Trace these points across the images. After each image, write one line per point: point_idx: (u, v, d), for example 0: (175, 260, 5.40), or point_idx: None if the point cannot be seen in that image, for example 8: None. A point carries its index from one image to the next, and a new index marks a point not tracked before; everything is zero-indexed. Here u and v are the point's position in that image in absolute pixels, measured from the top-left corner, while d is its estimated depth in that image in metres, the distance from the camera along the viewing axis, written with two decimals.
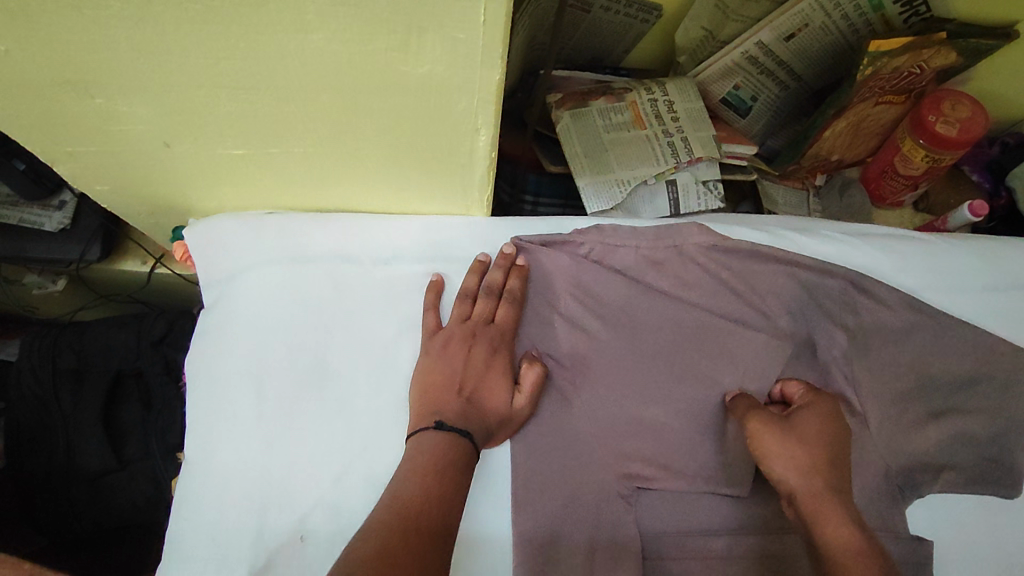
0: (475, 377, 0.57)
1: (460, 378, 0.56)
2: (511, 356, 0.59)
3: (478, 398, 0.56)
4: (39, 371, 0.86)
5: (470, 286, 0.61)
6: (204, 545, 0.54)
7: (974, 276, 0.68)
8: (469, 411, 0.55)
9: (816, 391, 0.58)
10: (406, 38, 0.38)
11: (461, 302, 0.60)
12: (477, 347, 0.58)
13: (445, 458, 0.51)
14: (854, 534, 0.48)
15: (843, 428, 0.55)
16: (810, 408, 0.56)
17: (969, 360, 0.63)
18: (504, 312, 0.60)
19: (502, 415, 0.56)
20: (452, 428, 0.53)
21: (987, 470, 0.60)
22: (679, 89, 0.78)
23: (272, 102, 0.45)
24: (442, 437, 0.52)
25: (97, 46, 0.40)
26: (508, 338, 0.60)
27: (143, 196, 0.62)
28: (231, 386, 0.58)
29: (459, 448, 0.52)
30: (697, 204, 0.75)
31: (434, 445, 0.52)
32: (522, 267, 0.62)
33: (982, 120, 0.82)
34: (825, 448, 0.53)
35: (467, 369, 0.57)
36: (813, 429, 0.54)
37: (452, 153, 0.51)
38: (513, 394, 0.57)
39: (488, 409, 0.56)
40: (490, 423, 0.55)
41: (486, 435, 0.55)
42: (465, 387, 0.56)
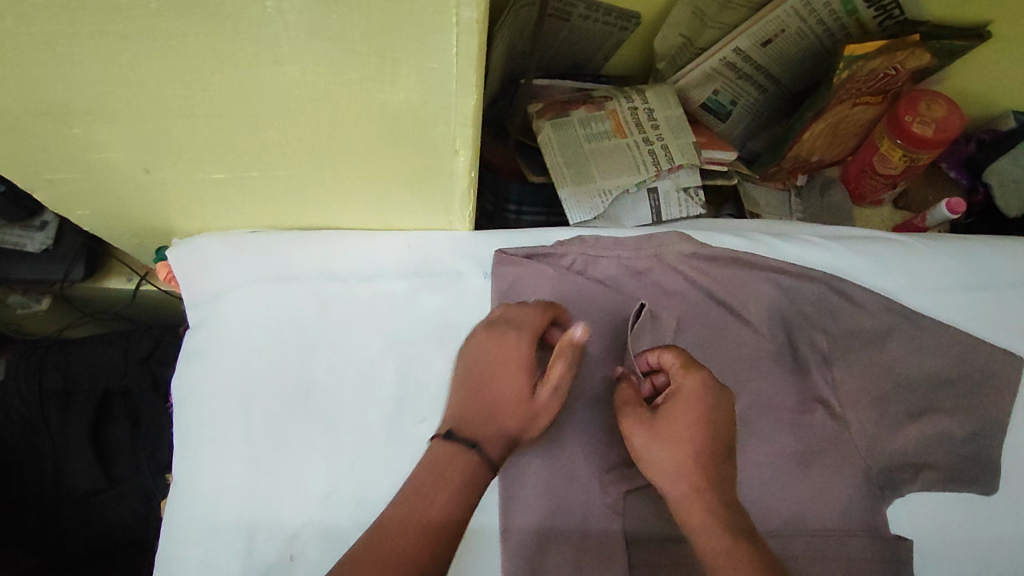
0: (499, 381, 0.52)
1: (488, 384, 0.52)
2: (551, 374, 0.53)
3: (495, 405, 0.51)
4: (26, 393, 0.85)
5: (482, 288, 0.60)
6: (194, 567, 0.54)
7: (950, 276, 0.70)
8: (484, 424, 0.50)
9: (688, 366, 0.53)
10: (381, 68, 0.38)
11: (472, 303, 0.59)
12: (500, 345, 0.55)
13: (471, 478, 0.48)
14: (724, 533, 0.47)
15: (717, 409, 0.52)
16: (679, 388, 0.53)
17: (946, 360, 0.64)
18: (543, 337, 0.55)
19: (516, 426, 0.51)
20: (462, 437, 0.49)
21: (965, 468, 0.62)
22: (659, 96, 0.79)
23: (250, 128, 0.46)
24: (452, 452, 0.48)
25: (73, 80, 0.40)
26: (559, 358, 0.53)
27: (126, 219, 0.62)
28: (218, 407, 0.59)
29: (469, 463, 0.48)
30: (679, 211, 0.76)
31: (444, 457, 0.48)
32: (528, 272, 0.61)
33: (958, 119, 0.83)
34: (693, 436, 0.50)
35: (497, 374, 0.53)
36: (683, 415, 0.51)
37: (432, 173, 0.51)
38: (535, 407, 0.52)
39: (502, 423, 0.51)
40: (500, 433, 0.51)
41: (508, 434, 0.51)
42: (489, 393, 0.52)
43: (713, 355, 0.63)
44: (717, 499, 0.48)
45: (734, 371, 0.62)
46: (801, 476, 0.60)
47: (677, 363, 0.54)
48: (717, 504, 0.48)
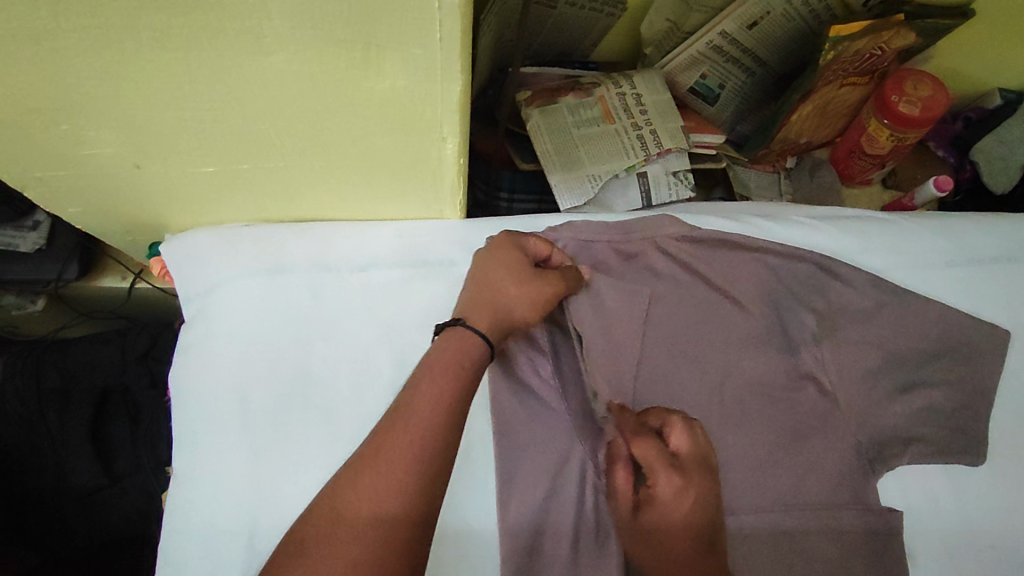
0: (510, 283, 0.57)
1: (499, 284, 0.57)
2: (553, 291, 0.59)
3: (502, 298, 0.57)
4: (23, 393, 0.85)
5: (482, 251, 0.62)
6: (197, 555, 0.55)
7: (938, 252, 0.71)
8: (494, 310, 0.56)
9: (660, 463, 0.53)
10: (366, 56, 0.39)
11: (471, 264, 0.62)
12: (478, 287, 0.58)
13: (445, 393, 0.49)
14: None
15: (692, 501, 0.52)
16: (653, 493, 0.52)
17: (935, 335, 0.65)
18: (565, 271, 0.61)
19: (512, 315, 0.57)
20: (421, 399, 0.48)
21: (954, 440, 0.63)
22: (647, 81, 0.79)
23: (237, 121, 0.46)
24: (456, 335, 0.53)
25: (58, 75, 0.41)
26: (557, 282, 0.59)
27: (117, 215, 0.62)
28: (215, 398, 0.59)
29: (468, 364, 0.52)
30: (669, 195, 0.76)
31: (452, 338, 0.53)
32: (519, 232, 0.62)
33: (943, 97, 0.84)
34: (676, 542, 0.51)
35: (504, 277, 0.58)
36: (665, 521, 0.52)
37: (421, 161, 0.52)
38: (535, 309, 0.57)
39: (506, 313, 0.57)
40: (502, 315, 0.56)
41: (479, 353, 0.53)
42: (498, 289, 0.57)
43: (705, 335, 0.64)
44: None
45: (726, 351, 0.63)
46: (794, 452, 0.61)
47: (648, 462, 0.53)
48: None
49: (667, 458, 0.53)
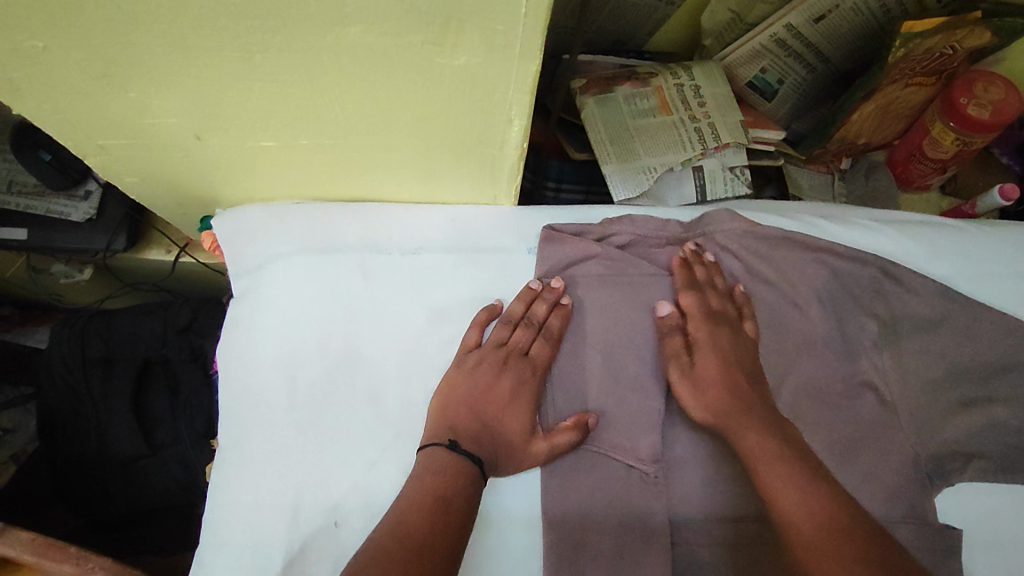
0: (498, 408, 0.57)
1: (485, 409, 0.56)
2: (537, 393, 0.58)
3: (493, 428, 0.56)
4: (70, 359, 0.87)
5: (516, 312, 0.60)
6: (241, 528, 0.55)
7: (1009, 262, 0.67)
8: (485, 444, 0.55)
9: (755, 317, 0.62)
10: (444, 31, 0.38)
11: (501, 327, 0.60)
12: (505, 375, 0.58)
13: (458, 471, 0.52)
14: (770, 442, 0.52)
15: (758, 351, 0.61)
16: (699, 340, 0.59)
17: (1003, 348, 0.62)
18: (540, 348, 0.59)
19: (515, 450, 0.55)
20: (444, 477, 0.51)
21: (1017, 458, 0.60)
22: (706, 73, 0.77)
23: (305, 94, 0.45)
24: (462, 464, 0.52)
25: (132, 41, 0.40)
26: (540, 374, 0.59)
27: (173, 188, 0.62)
28: (264, 374, 0.59)
29: (462, 482, 0.51)
30: (724, 191, 0.74)
31: (449, 466, 0.52)
32: (553, 293, 0.60)
33: (1016, 101, 0.80)
34: (724, 378, 0.56)
35: (491, 396, 0.57)
36: (722, 351, 0.58)
37: (484, 144, 0.51)
38: (533, 432, 0.56)
39: (503, 446, 0.55)
40: (501, 454, 0.55)
41: (493, 463, 0.54)
42: (486, 414, 0.56)
43: (760, 336, 0.62)
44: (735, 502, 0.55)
45: (780, 354, 0.62)
46: (847, 461, 0.59)
47: (697, 304, 0.60)
48: (756, 424, 0.53)
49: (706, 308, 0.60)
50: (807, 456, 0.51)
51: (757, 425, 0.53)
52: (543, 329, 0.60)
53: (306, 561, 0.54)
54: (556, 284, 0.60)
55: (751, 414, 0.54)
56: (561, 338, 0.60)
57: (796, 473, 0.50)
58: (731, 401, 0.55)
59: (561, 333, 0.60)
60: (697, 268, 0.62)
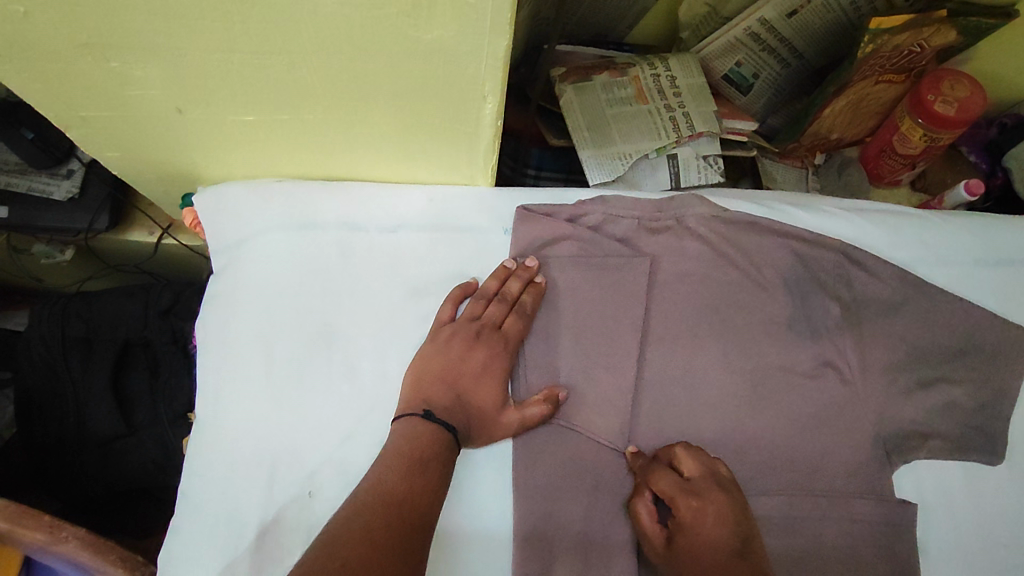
0: (471, 380, 0.57)
1: (459, 380, 0.57)
2: (509, 365, 0.59)
3: (466, 398, 0.57)
4: (50, 339, 0.88)
5: (489, 289, 0.61)
6: (216, 499, 0.56)
7: (969, 250, 0.70)
8: (459, 415, 0.56)
9: (709, 476, 0.54)
10: (418, 3, 0.39)
11: (475, 302, 0.61)
12: (478, 348, 0.58)
13: (429, 439, 0.53)
14: None
15: (727, 502, 0.53)
16: (691, 505, 0.52)
17: (960, 331, 0.64)
18: (513, 323, 0.60)
19: (487, 420, 0.57)
20: (418, 443, 0.52)
21: (971, 437, 0.63)
22: (682, 64, 0.79)
23: (284, 67, 0.46)
24: (436, 432, 0.53)
25: (112, 8, 0.41)
26: (513, 347, 0.60)
27: (155, 163, 0.63)
28: (242, 347, 0.60)
29: (437, 447, 0.53)
30: (698, 178, 0.76)
31: (421, 435, 0.53)
32: (528, 270, 0.62)
33: (981, 99, 0.82)
34: None
35: (465, 368, 0.58)
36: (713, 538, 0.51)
37: (459, 121, 0.52)
38: (504, 404, 0.57)
39: (477, 416, 0.57)
40: (473, 425, 0.56)
41: (467, 432, 0.56)
42: (460, 385, 0.57)
43: (727, 316, 0.64)
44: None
45: (747, 335, 0.64)
46: (808, 438, 0.62)
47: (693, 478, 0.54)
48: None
49: (682, 485, 0.54)
50: None
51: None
52: (517, 304, 0.61)
53: (280, 531, 0.55)
54: (530, 264, 0.62)
55: None
56: (534, 314, 0.61)
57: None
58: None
59: (534, 310, 0.62)
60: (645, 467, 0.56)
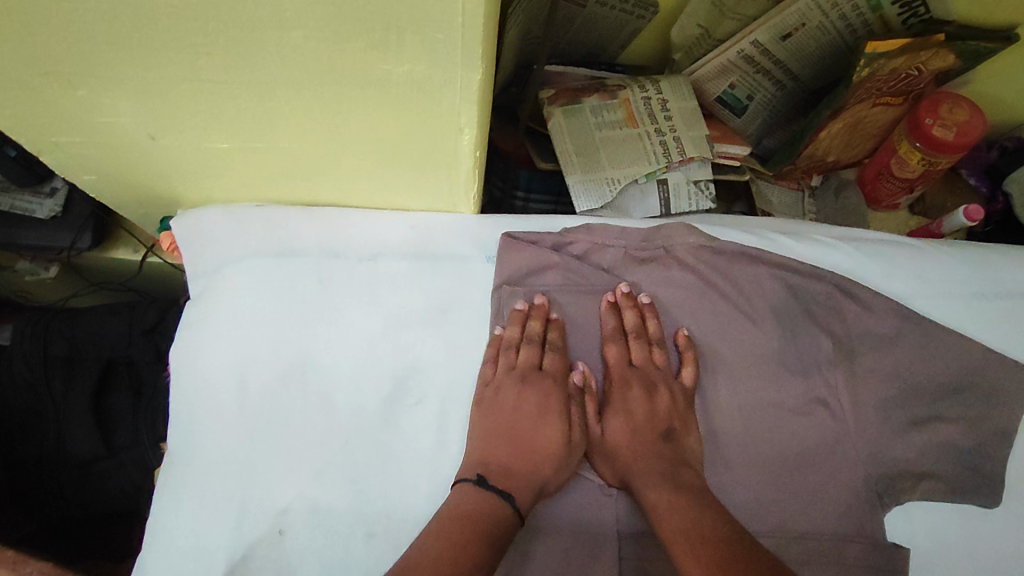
0: (531, 428, 0.56)
1: (518, 434, 0.56)
2: (565, 400, 0.58)
3: (532, 446, 0.56)
4: (31, 359, 0.86)
5: (515, 330, 0.60)
6: (185, 535, 0.55)
7: (965, 282, 0.68)
8: (532, 473, 0.55)
9: (651, 348, 0.61)
10: (386, 38, 0.38)
11: (505, 350, 0.59)
12: (525, 394, 0.58)
13: (485, 506, 0.51)
14: (672, 495, 0.53)
15: (665, 394, 0.59)
16: (623, 398, 0.59)
17: (956, 367, 0.62)
18: (551, 361, 0.59)
19: (559, 459, 0.56)
20: (490, 496, 0.52)
21: (967, 478, 0.60)
22: (673, 87, 0.78)
23: (255, 97, 0.45)
24: (492, 497, 0.52)
25: (75, 39, 0.40)
26: (562, 386, 0.59)
27: (132, 187, 0.62)
28: (217, 376, 0.59)
29: (494, 512, 0.51)
30: (689, 205, 0.74)
31: (484, 502, 0.52)
32: (541, 307, 0.60)
33: (981, 123, 0.80)
34: (633, 445, 0.57)
35: (519, 416, 0.57)
36: (639, 418, 0.58)
37: (438, 151, 0.51)
38: (570, 433, 0.57)
39: (547, 461, 0.56)
40: (542, 474, 0.55)
41: (541, 489, 0.54)
42: (518, 438, 0.56)
43: (715, 349, 0.63)
44: (651, 475, 0.55)
45: (736, 368, 0.62)
46: (799, 476, 0.60)
47: (617, 368, 0.60)
48: (659, 475, 0.55)
49: (624, 366, 0.60)
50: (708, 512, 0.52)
51: (656, 480, 0.54)
52: (546, 341, 0.60)
53: (249, 570, 0.53)
54: (537, 302, 0.61)
55: (662, 475, 0.54)
56: (564, 345, 0.60)
57: (686, 516, 0.51)
58: (647, 460, 0.56)
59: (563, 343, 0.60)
60: (627, 312, 0.61)
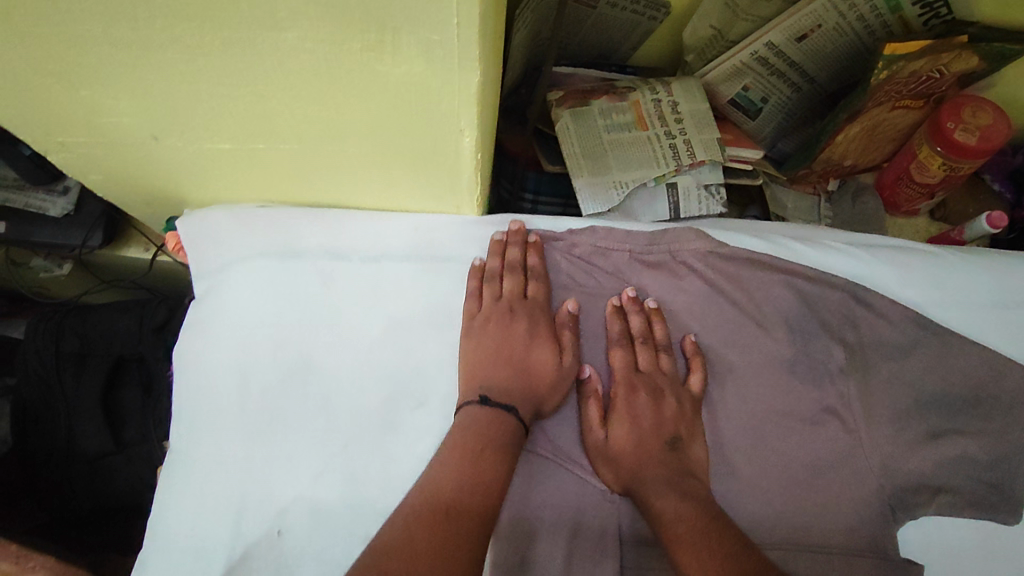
0: (522, 351, 0.57)
1: (511, 356, 0.57)
2: (553, 324, 0.59)
3: (525, 371, 0.56)
4: (44, 353, 0.88)
5: (494, 267, 0.61)
6: (185, 533, 0.55)
7: (985, 290, 0.66)
8: (532, 394, 0.55)
9: (657, 354, 0.59)
10: (381, 39, 0.37)
11: (490, 284, 0.60)
12: (515, 321, 0.58)
13: (492, 428, 0.52)
14: (682, 505, 0.51)
15: (671, 401, 0.57)
16: (629, 403, 0.57)
17: (975, 380, 0.60)
18: (535, 288, 0.60)
19: (553, 380, 0.56)
20: (495, 406, 0.53)
21: (985, 495, 0.58)
22: (685, 89, 0.76)
23: (255, 97, 0.45)
24: (497, 416, 0.52)
25: (75, 40, 0.40)
26: (546, 309, 0.60)
27: (139, 187, 0.62)
28: (218, 375, 0.59)
29: (502, 425, 0.52)
30: (698, 209, 0.73)
31: (489, 419, 0.52)
32: (535, 242, 0.62)
33: (1005, 128, 0.78)
34: (639, 453, 0.55)
35: (512, 342, 0.57)
36: (646, 424, 0.56)
37: (440, 153, 0.50)
38: (560, 357, 0.57)
39: (543, 386, 0.56)
40: (540, 390, 0.56)
41: (540, 406, 0.55)
42: (513, 360, 0.56)
43: (723, 357, 0.61)
44: (658, 482, 0.53)
45: (745, 377, 0.60)
46: (808, 490, 0.58)
47: (621, 372, 0.58)
48: (666, 482, 0.53)
49: (630, 371, 0.58)
50: (721, 522, 0.50)
51: (662, 487, 0.52)
52: (528, 270, 0.61)
53: (247, 570, 0.53)
54: (516, 229, 0.63)
55: (671, 485, 0.52)
56: (546, 273, 0.62)
57: (695, 527, 0.49)
58: (654, 468, 0.54)
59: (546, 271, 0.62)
60: (631, 317, 0.60)
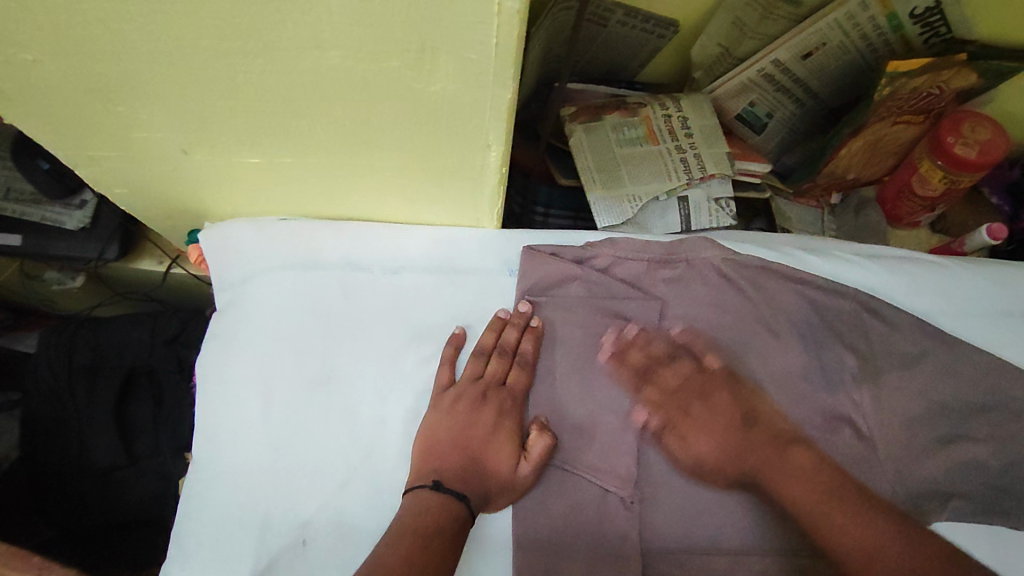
0: (482, 443, 0.56)
1: (468, 444, 0.56)
2: (520, 421, 0.58)
3: (481, 462, 0.56)
4: (56, 365, 0.87)
5: (487, 343, 0.60)
6: (210, 543, 0.55)
7: (991, 300, 0.68)
8: (479, 484, 0.55)
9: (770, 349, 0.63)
10: (421, 56, 0.39)
11: (475, 360, 0.60)
12: (485, 409, 0.58)
13: (434, 515, 0.51)
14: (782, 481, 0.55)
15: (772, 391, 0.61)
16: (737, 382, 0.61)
17: (982, 386, 0.62)
18: (516, 376, 0.59)
19: (505, 482, 0.55)
20: (448, 490, 0.53)
21: (997, 500, 0.59)
22: (693, 105, 0.78)
23: (289, 114, 0.46)
24: (447, 503, 0.52)
25: (119, 58, 0.42)
26: (519, 402, 0.59)
27: (162, 199, 0.63)
28: (243, 387, 0.59)
29: (451, 517, 0.51)
30: (709, 221, 0.75)
31: (438, 507, 0.52)
32: (536, 328, 0.61)
33: (1003, 143, 0.80)
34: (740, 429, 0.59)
35: (474, 431, 0.57)
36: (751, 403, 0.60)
37: (466, 168, 0.52)
38: (519, 461, 0.55)
39: (493, 482, 0.55)
40: (491, 487, 0.55)
41: (484, 498, 0.54)
42: (471, 449, 0.56)
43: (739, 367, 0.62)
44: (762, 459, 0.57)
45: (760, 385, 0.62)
46: None
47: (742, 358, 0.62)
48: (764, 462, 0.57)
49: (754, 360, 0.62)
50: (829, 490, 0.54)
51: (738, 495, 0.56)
52: (518, 356, 0.60)
53: None
54: (523, 309, 0.61)
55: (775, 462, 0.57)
56: (536, 361, 0.61)
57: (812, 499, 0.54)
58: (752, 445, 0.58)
59: (535, 359, 0.61)
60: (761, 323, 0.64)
